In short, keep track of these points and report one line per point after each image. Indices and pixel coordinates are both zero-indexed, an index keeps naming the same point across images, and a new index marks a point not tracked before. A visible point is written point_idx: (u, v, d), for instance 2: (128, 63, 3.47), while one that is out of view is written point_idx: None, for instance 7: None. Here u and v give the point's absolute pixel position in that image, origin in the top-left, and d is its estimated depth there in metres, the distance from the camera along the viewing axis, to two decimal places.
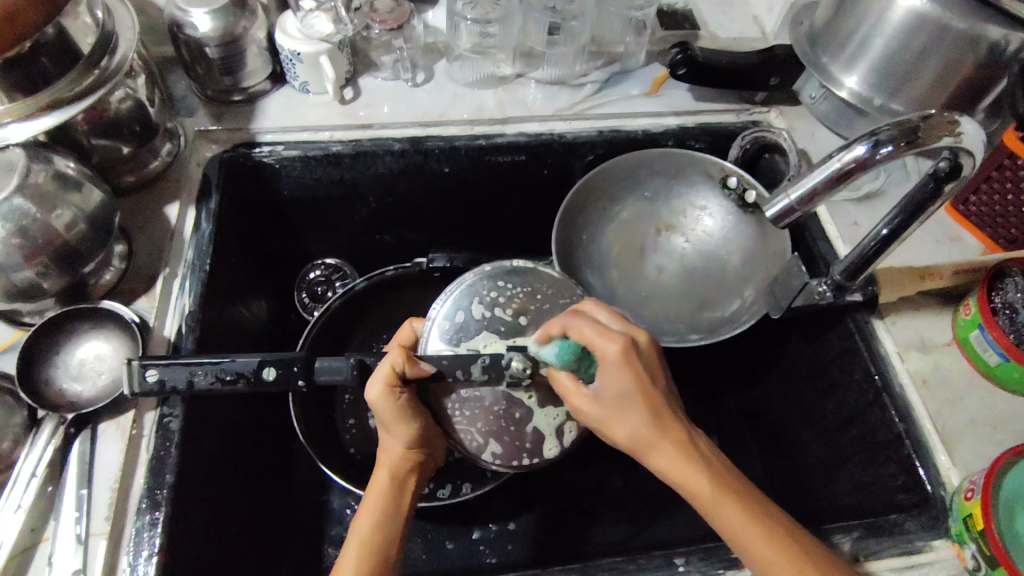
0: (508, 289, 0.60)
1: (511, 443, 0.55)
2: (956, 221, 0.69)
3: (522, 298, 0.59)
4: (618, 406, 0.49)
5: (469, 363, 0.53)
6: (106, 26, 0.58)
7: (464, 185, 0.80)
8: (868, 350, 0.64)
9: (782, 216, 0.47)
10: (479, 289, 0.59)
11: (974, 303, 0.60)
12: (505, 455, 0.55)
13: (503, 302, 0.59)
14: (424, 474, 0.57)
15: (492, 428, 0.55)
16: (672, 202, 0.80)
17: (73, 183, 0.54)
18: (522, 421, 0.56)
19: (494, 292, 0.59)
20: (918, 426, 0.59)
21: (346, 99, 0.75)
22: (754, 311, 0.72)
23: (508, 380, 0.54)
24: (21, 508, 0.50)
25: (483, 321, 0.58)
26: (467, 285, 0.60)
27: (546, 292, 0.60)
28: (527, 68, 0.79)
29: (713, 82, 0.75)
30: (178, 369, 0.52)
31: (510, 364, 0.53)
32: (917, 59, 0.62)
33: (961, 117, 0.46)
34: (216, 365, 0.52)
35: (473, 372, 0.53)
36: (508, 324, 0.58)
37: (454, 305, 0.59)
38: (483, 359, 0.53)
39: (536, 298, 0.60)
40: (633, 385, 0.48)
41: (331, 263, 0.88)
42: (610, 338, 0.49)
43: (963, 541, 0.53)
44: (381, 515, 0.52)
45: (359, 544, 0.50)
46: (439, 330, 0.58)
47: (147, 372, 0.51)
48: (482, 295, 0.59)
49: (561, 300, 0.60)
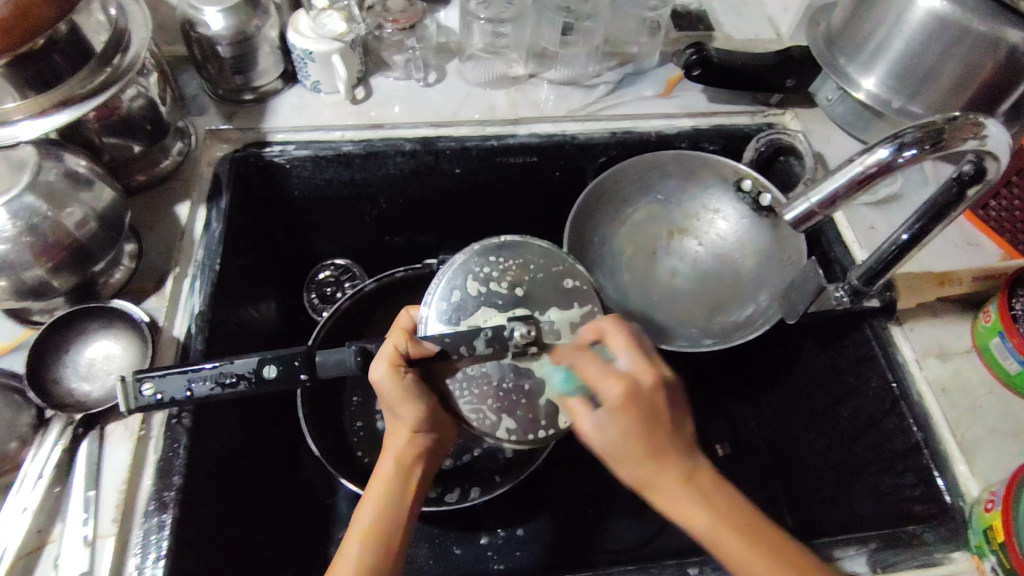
0: (500, 263, 0.59)
1: (525, 416, 0.54)
2: (975, 226, 0.68)
3: (515, 270, 0.59)
4: (616, 452, 0.46)
5: (472, 338, 0.52)
6: (118, 24, 0.58)
7: (476, 187, 0.79)
8: (886, 357, 0.62)
9: (803, 220, 0.46)
10: (471, 266, 0.58)
11: (994, 310, 0.59)
12: (520, 430, 0.53)
13: (497, 277, 0.58)
14: (435, 458, 0.56)
15: (503, 403, 0.54)
16: (685, 204, 0.79)
17: (84, 182, 0.54)
18: (532, 393, 0.54)
19: (487, 267, 0.59)
20: (937, 436, 0.58)
21: (358, 99, 0.74)
22: (769, 315, 0.71)
23: (514, 352, 0.53)
24: (28, 510, 0.50)
25: (480, 297, 0.57)
26: (461, 264, 0.59)
27: (536, 262, 0.60)
28: (540, 69, 0.79)
29: (729, 83, 0.74)
30: (176, 378, 0.50)
31: (514, 335, 0.53)
32: (938, 61, 0.61)
33: (986, 120, 0.45)
34: (216, 371, 0.51)
35: (478, 347, 0.52)
36: (504, 297, 0.57)
37: (449, 285, 0.57)
38: (486, 332, 0.52)
39: (528, 268, 0.59)
40: (630, 433, 0.45)
41: (341, 264, 0.87)
42: (613, 380, 0.46)
43: (983, 553, 0.52)
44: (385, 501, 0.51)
45: (362, 531, 0.50)
46: (437, 312, 0.56)
47: (142, 385, 0.49)
48: (475, 272, 0.58)
49: (554, 269, 0.59)
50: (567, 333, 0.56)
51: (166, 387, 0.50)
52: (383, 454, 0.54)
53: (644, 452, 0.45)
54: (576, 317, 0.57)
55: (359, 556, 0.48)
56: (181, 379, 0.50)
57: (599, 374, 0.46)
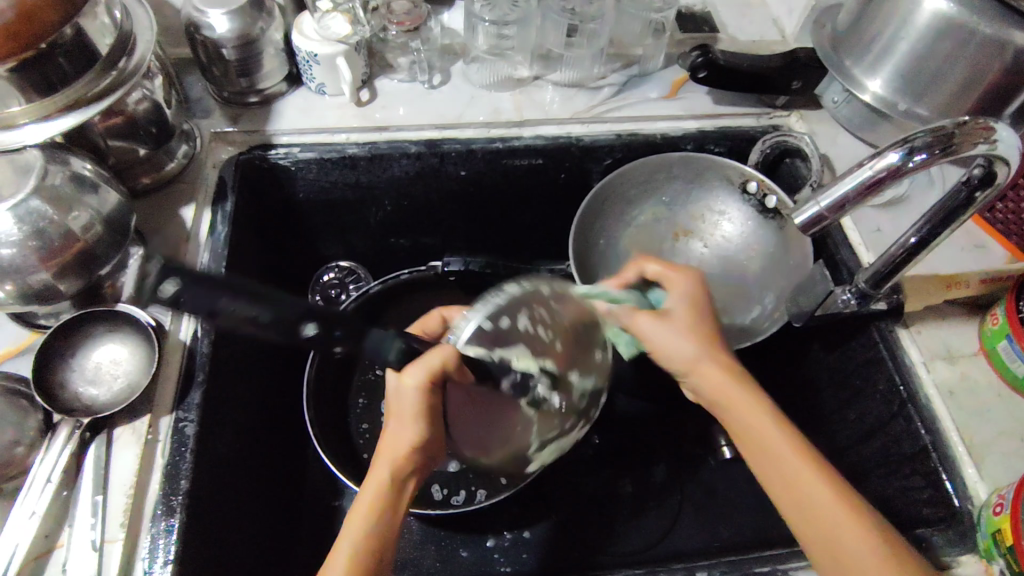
0: (555, 314, 0.57)
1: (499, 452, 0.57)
2: (981, 228, 0.68)
3: (563, 323, 0.57)
4: (683, 333, 0.55)
5: (501, 375, 0.54)
6: (123, 27, 0.58)
7: (480, 188, 0.79)
8: (892, 359, 0.62)
9: (812, 224, 0.46)
10: (530, 302, 0.56)
11: (1002, 313, 0.59)
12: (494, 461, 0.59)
13: (548, 325, 0.56)
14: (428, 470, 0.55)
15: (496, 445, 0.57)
16: (691, 206, 0.79)
17: (90, 185, 0.54)
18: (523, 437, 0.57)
19: (543, 310, 0.57)
20: (945, 439, 0.58)
21: (362, 101, 0.74)
22: (775, 317, 0.71)
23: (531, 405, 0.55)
24: (36, 515, 0.50)
25: (524, 334, 0.55)
26: (521, 292, 0.57)
27: (581, 324, 0.59)
28: (544, 70, 0.79)
29: (734, 84, 0.74)
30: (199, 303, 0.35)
31: (537, 384, 0.55)
32: (944, 64, 0.61)
33: (997, 124, 0.45)
34: (251, 304, 0.37)
35: (504, 385, 0.54)
36: (544, 344, 0.56)
37: (503, 306, 0.56)
38: (514, 374, 0.54)
39: (573, 327, 0.58)
40: (694, 317, 0.56)
41: (345, 266, 0.87)
42: (687, 276, 0.58)
43: (991, 556, 0.52)
44: (377, 514, 0.49)
45: (350, 543, 0.47)
46: (478, 329, 0.55)
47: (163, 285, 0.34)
48: (532, 307, 0.56)
49: (594, 335, 0.60)
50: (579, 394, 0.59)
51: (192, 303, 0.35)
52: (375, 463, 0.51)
53: (698, 333, 0.55)
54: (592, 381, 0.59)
55: (347, 567, 0.46)
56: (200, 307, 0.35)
57: (679, 275, 0.58)
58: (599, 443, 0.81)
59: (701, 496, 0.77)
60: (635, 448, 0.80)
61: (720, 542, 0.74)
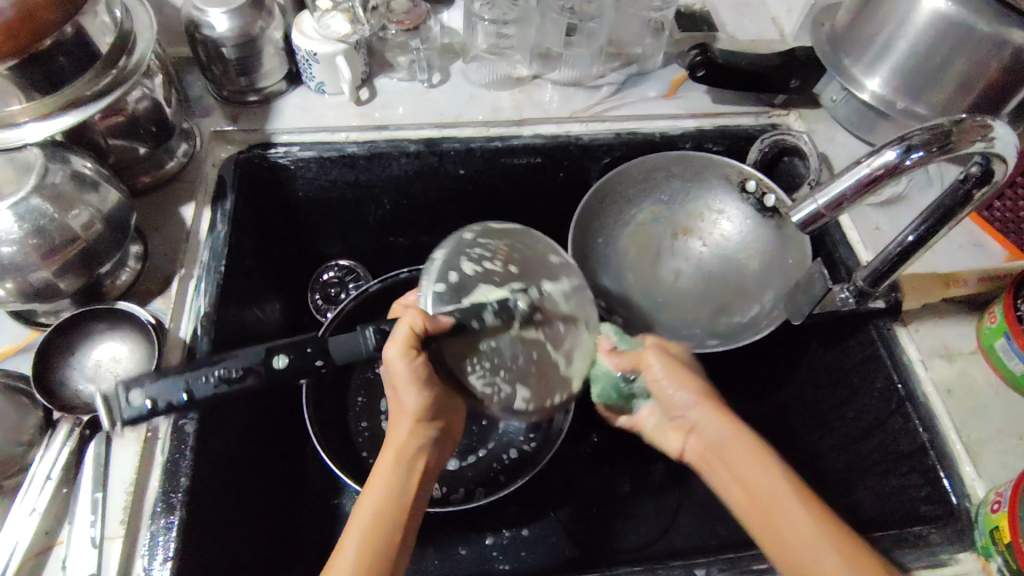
0: (491, 244, 0.53)
1: (536, 383, 0.50)
2: (980, 227, 0.68)
3: (505, 249, 0.53)
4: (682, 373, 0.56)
5: (479, 312, 0.48)
6: (123, 26, 0.58)
7: (479, 188, 0.79)
8: (891, 357, 0.63)
9: (810, 221, 0.46)
10: (464, 246, 0.52)
11: (1000, 311, 0.59)
12: (535, 397, 0.50)
13: (490, 254, 0.52)
14: (442, 446, 0.55)
15: (517, 373, 0.49)
16: (690, 206, 0.79)
17: (90, 184, 0.54)
18: (542, 360, 0.51)
19: (478, 246, 0.52)
20: (943, 436, 0.58)
21: (362, 100, 0.74)
22: (774, 316, 0.71)
23: (523, 323, 0.50)
24: (35, 512, 0.50)
25: (478, 275, 0.50)
26: (451, 242, 0.51)
27: (521, 243, 0.55)
28: (544, 69, 0.79)
29: (733, 83, 0.74)
30: (168, 383, 0.46)
31: (518, 304, 0.50)
32: (942, 62, 0.61)
33: (994, 122, 0.45)
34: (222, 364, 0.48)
35: (488, 319, 0.48)
36: (502, 273, 0.51)
37: (443, 265, 0.50)
38: (491, 305, 0.49)
39: (517, 247, 0.54)
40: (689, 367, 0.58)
41: (344, 265, 0.87)
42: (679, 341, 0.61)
43: (989, 553, 0.52)
44: (387, 506, 0.49)
45: (361, 537, 0.47)
46: (435, 295, 0.49)
47: (130, 394, 0.46)
48: (467, 250, 0.51)
49: (538, 251, 0.55)
50: (562, 302, 0.53)
51: (158, 393, 0.46)
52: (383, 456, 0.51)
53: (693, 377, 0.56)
54: (567, 285, 0.54)
55: (357, 560, 0.47)
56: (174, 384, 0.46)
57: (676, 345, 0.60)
58: (598, 442, 0.81)
59: (699, 495, 0.77)
60: (633, 447, 0.80)
61: (718, 540, 0.74)
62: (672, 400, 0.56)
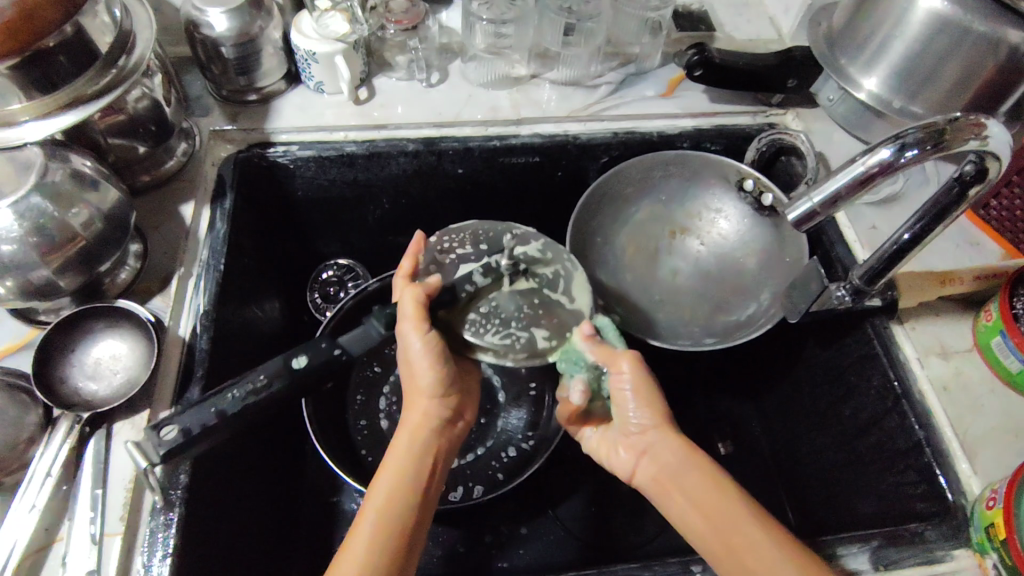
0: (455, 234, 0.59)
1: (550, 321, 0.54)
2: (976, 226, 0.68)
3: (472, 233, 0.60)
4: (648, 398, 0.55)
5: (468, 277, 0.55)
6: (124, 25, 0.58)
7: (478, 187, 0.80)
8: (887, 355, 0.63)
9: (805, 220, 0.46)
10: (432, 244, 0.59)
11: (996, 309, 0.60)
12: (556, 334, 0.53)
13: (458, 241, 0.59)
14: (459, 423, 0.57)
15: (527, 318, 0.53)
16: (687, 205, 0.80)
17: (90, 182, 0.54)
18: (545, 304, 0.55)
19: (445, 239, 0.59)
20: (939, 433, 0.58)
21: (360, 100, 0.75)
22: (771, 314, 0.72)
23: (511, 275, 0.56)
24: (35, 509, 0.50)
25: (452, 260, 0.57)
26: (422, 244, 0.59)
27: (484, 224, 0.61)
28: (542, 69, 0.79)
29: (730, 82, 0.74)
30: (198, 412, 0.50)
31: (500, 262, 0.56)
32: (938, 62, 0.61)
33: (988, 120, 0.45)
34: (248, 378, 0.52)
35: (478, 281, 0.55)
36: (473, 251, 0.58)
37: (419, 263, 0.57)
38: (477, 269, 0.55)
39: (482, 230, 0.60)
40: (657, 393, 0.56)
41: (343, 264, 0.87)
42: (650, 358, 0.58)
43: (984, 550, 0.52)
44: (402, 487, 0.50)
45: (376, 513, 0.48)
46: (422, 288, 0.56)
47: (162, 431, 0.49)
48: (436, 245, 0.58)
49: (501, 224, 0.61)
50: (539, 251, 0.59)
51: (188, 421, 0.49)
52: (397, 442, 0.53)
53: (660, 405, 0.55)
54: (541, 242, 0.60)
55: (370, 539, 0.47)
56: (204, 410, 0.50)
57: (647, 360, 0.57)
58: None
59: None
60: None
61: None
62: (626, 417, 0.56)
